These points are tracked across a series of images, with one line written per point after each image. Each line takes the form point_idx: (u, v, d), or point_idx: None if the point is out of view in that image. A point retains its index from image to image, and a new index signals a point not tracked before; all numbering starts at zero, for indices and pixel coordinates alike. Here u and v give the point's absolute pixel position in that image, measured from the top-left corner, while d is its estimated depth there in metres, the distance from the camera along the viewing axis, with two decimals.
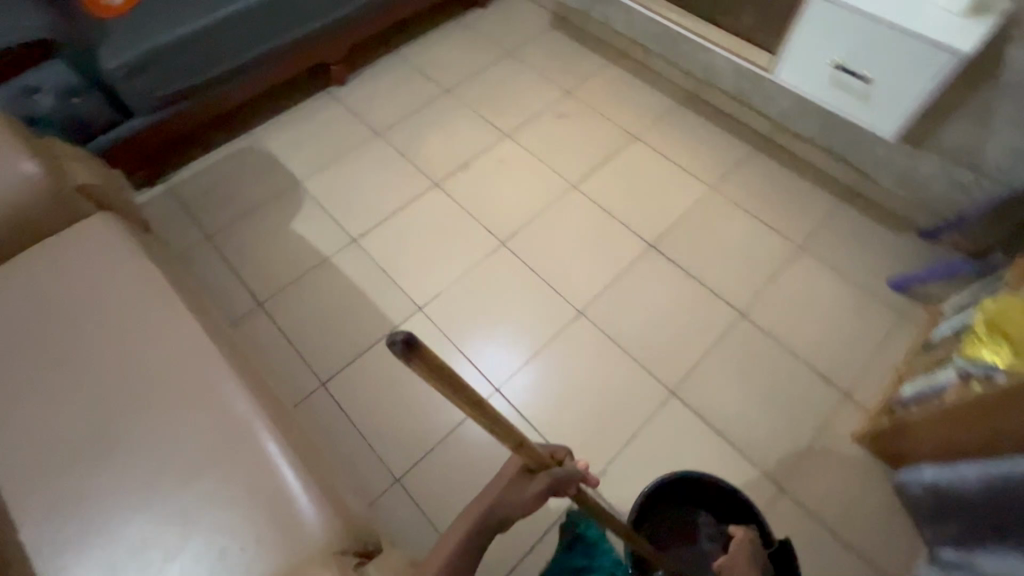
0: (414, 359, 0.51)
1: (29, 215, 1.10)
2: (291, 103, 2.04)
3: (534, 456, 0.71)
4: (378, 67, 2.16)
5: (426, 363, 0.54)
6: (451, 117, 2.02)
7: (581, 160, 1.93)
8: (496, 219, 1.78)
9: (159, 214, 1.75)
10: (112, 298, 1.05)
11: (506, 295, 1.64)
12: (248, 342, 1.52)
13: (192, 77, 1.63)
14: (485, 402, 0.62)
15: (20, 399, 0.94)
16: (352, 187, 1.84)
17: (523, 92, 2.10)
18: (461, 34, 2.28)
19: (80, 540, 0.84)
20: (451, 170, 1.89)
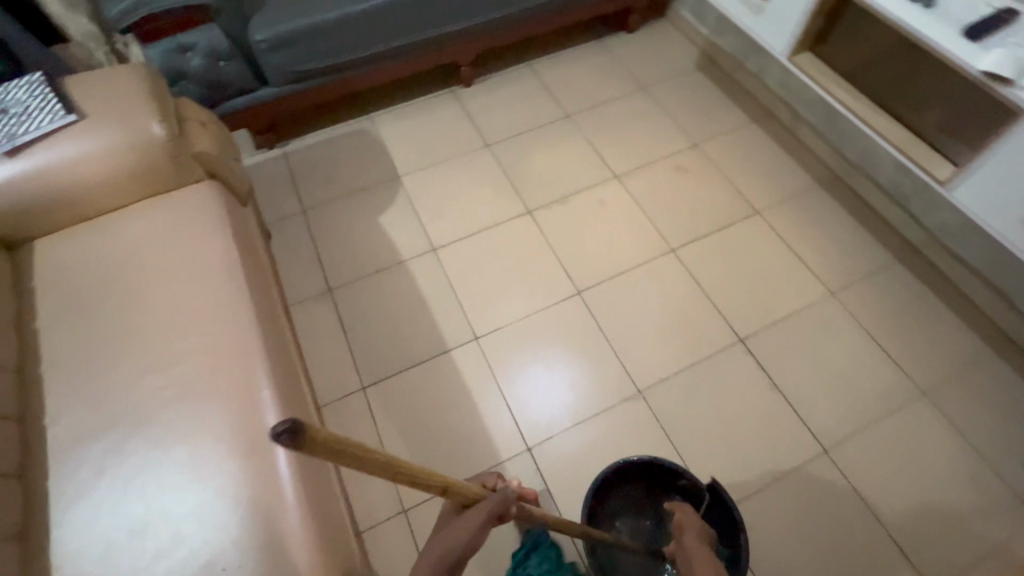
0: (300, 439, 0.48)
1: (145, 173, 1.16)
2: (413, 95, 2.05)
3: (462, 490, 0.72)
4: (505, 76, 2.11)
5: (316, 440, 0.50)
6: (563, 144, 1.93)
7: (689, 222, 1.76)
8: (579, 264, 1.68)
9: (267, 178, 1.84)
10: (192, 273, 1.10)
11: (566, 349, 1.54)
12: (308, 325, 1.55)
13: (330, 58, 1.68)
14: (399, 461, 0.60)
15: (88, 350, 1.01)
16: (446, 193, 1.81)
17: (646, 133, 1.96)
18: (599, 57, 2.17)
19: (94, 506, 0.88)
20: (547, 200, 1.80)
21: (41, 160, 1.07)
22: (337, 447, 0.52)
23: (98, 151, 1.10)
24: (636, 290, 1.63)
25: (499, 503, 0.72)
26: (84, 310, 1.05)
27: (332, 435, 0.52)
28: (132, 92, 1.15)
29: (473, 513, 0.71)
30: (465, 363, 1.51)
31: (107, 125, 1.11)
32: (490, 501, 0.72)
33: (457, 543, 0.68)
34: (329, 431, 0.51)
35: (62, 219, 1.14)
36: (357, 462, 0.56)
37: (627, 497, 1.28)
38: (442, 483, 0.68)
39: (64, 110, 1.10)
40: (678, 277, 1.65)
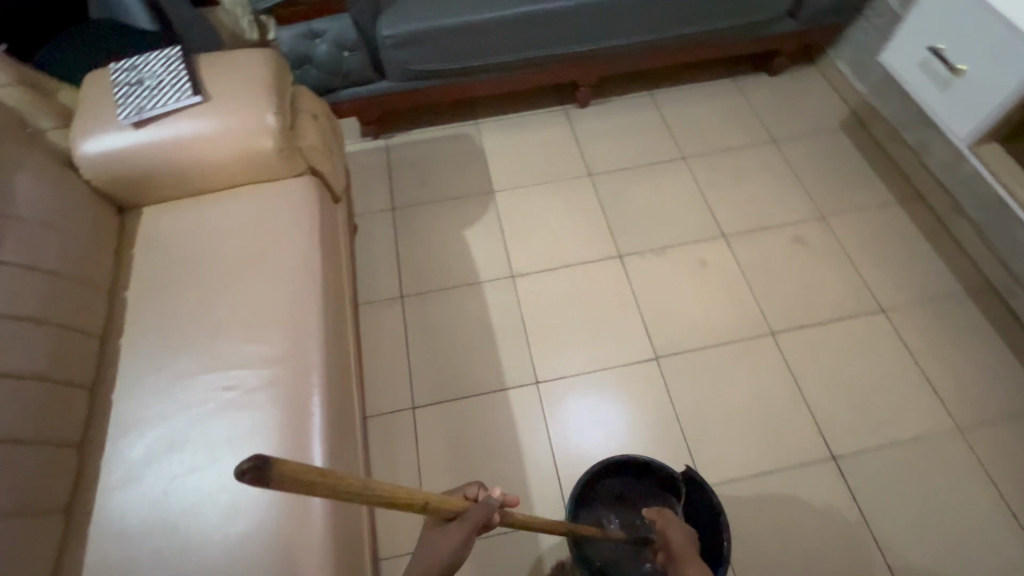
0: (276, 477, 0.44)
1: (250, 163, 1.15)
2: (524, 108, 1.97)
3: (447, 506, 0.74)
4: (623, 103, 1.98)
5: (295, 477, 0.47)
6: (671, 188, 1.78)
7: (797, 305, 1.56)
8: (663, 326, 1.53)
9: (365, 170, 1.84)
10: (273, 272, 1.08)
11: (630, 417, 1.41)
12: (373, 330, 1.53)
13: (449, 62, 1.63)
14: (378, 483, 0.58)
15: (163, 332, 1.02)
16: (536, 218, 1.72)
17: (767, 193, 1.76)
18: (730, 98, 1.98)
19: (132, 496, 0.88)
20: (642, 247, 1.67)
21: (160, 135, 1.10)
22: (318, 482, 0.49)
23: (211, 134, 1.11)
24: (721, 369, 1.47)
25: (482, 514, 0.78)
26: (168, 290, 1.06)
27: (306, 468, 0.48)
28: (254, 80, 1.15)
29: (459, 528, 0.77)
30: (520, 407, 1.42)
31: (226, 110, 1.12)
32: (475, 513, 0.78)
33: (444, 555, 0.75)
34: (304, 464, 0.48)
35: (169, 193, 1.17)
36: (335, 494, 0.53)
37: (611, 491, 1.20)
38: (424, 498, 0.69)
39: (191, 90, 1.12)
40: (771, 365, 1.47)
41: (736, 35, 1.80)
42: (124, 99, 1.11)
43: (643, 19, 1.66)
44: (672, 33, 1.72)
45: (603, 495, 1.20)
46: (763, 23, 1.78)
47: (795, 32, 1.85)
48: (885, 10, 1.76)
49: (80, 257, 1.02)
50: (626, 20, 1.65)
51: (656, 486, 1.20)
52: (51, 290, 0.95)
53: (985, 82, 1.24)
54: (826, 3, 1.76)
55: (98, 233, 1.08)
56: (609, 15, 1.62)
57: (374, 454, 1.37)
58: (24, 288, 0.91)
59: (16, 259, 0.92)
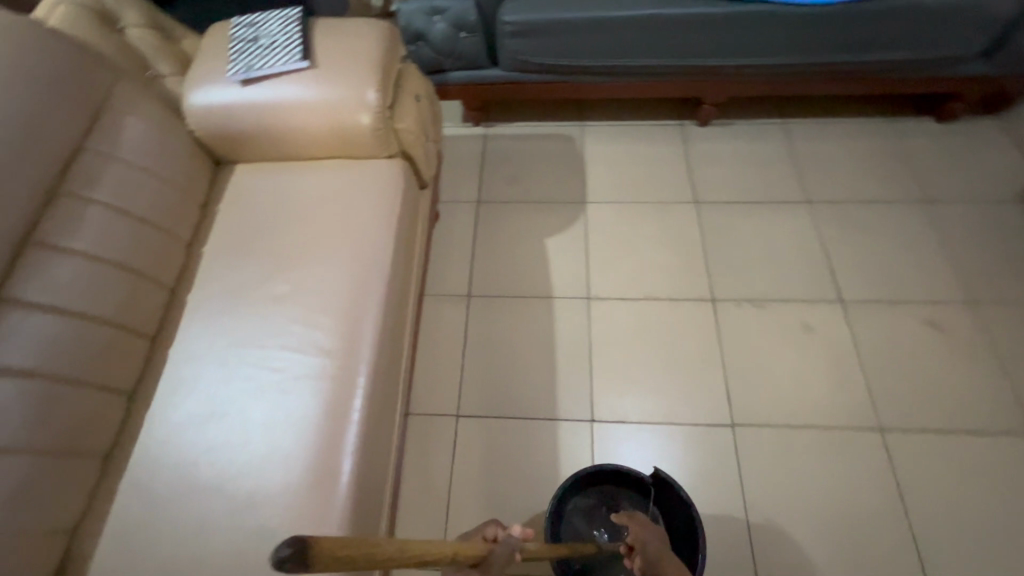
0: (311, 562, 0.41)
1: (344, 138, 1.11)
2: (637, 118, 1.81)
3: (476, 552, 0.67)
4: (750, 129, 1.76)
5: (332, 555, 0.43)
6: (788, 234, 1.56)
7: (918, 401, 1.31)
8: (747, 389, 1.34)
9: (459, 157, 1.77)
10: (343, 256, 1.04)
11: (689, 484, 1.25)
12: (433, 326, 1.47)
13: (567, 58, 1.52)
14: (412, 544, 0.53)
15: (228, 296, 1.00)
16: (626, 240, 1.58)
17: (906, 260, 1.49)
18: (881, 142, 1.70)
19: (162, 459, 0.86)
20: (741, 294, 1.47)
21: (263, 96, 1.08)
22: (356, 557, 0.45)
23: (311, 103, 1.07)
24: (807, 455, 1.26)
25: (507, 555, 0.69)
26: (241, 253, 1.05)
27: (340, 542, 0.44)
28: (364, 53, 1.11)
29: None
30: (569, 443, 1.30)
31: (330, 80, 1.08)
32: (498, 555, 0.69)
33: None
34: (337, 540, 0.44)
35: (263, 154, 1.16)
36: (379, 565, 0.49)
37: (591, 502, 1.13)
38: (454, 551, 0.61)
39: (300, 55, 1.09)
40: (870, 466, 1.24)
41: (907, 70, 1.53)
42: (237, 55, 1.10)
43: (796, 38, 1.45)
44: (826, 58, 1.49)
45: (582, 506, 1.13)
46: (944, 60, 1.49)
47: (982, 76, 1.55)
48: None
49: (169, 206, 1.03)
50: (776, 36, 1.45)
51: (626, 492, 1.14)
52: (134, 235, 0.95)
53: None
54: None
55: (190, 184, 1.09)
56: (757, 29, 1.43)
57: (408, 456, 1.31)
58: (110, 229, 0.92)
59: (108, 199, 0.93)
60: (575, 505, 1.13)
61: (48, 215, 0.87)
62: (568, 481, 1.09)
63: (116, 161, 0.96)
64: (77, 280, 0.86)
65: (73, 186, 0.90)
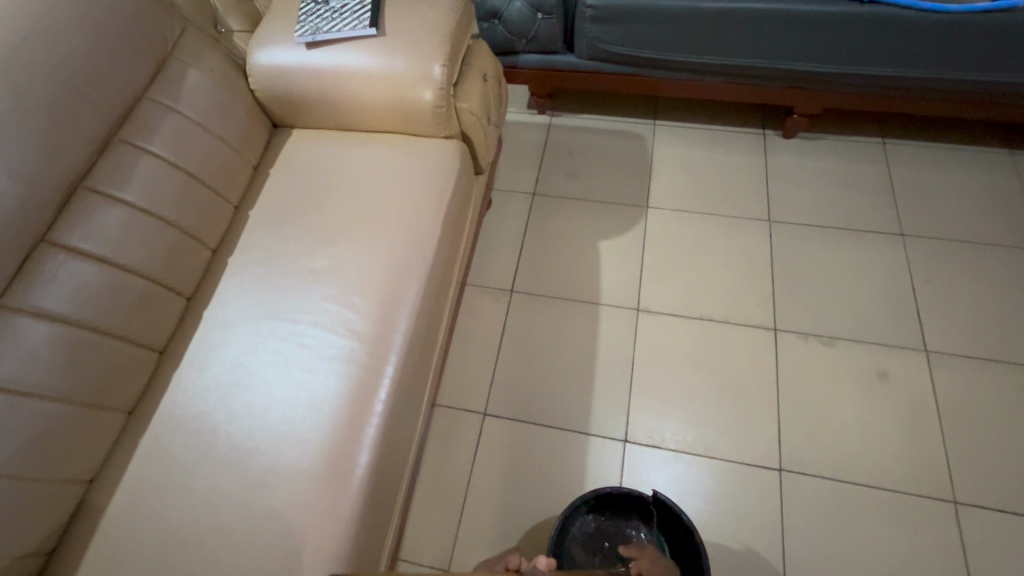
0: None
1: (403, 113, 1.06)
2: (715, 122, 1.68)
3: None
4: (842, 146, 1.59)
5: None
6: (870, 268, 1.40)
7: (1004, 478, 1.14)
8: (802, 435, 1.21)
9: (519, 144, 1.70)
10: (386, 236, 0.99)
11: (723, 528, 1.14)
12: (471, 317, 1.42)
13: (647, 50, 1.41)
14: None
15: (268, 263, 0.98)
16: (687, 253, 1.46)
17: (1009, 314, 1.31)
18: (996, 176, 1.50)
19: (183, 421, 0.85)
20: (808, 328, 1.34)
21: (326, 60, 1.04)
22: None
23: (374, 72, 1.02)
24: (862, 517, 1.13)
25: None
26: (286, 221, 1.02)
27: None
28: (433, 25, 1.04)
29: None
30: (598, 461, 1.22)
31: (396, 50, 1.02)
32: None
33: None
34: None
35: (320, 121, 1.12)
36: None
37: (589, 522, 1.06)
38: None
39: (368, 21, 1.04)
40: (938, 543, 1.10)
41: None
42: (306, 16, 1.07)
43: (914, 49, 1.27)
44: (945, 75, 1.31)
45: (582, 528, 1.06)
46: None
47: None
48: None
49: (221, 165, 1.01)
50: (890, 45, 1.28)
51: (627, 512, 1.06)
52: (183, 190, 0.94)
53: None
54: None
55: (244, 144, 1.07)
56: (869, 35, 1.27)
57: (429, 449, 1.27)
58: (160, 182, 0.91)
59: (161, 151, 0.92)
60: (576, 527, 1.05)
61: (101, 162, 0.86)
62: (568, 508, 1.00)
63: (173, 113, 0.94)
64: (120, 231, 0.85)
65: (129, 135, 0.89)
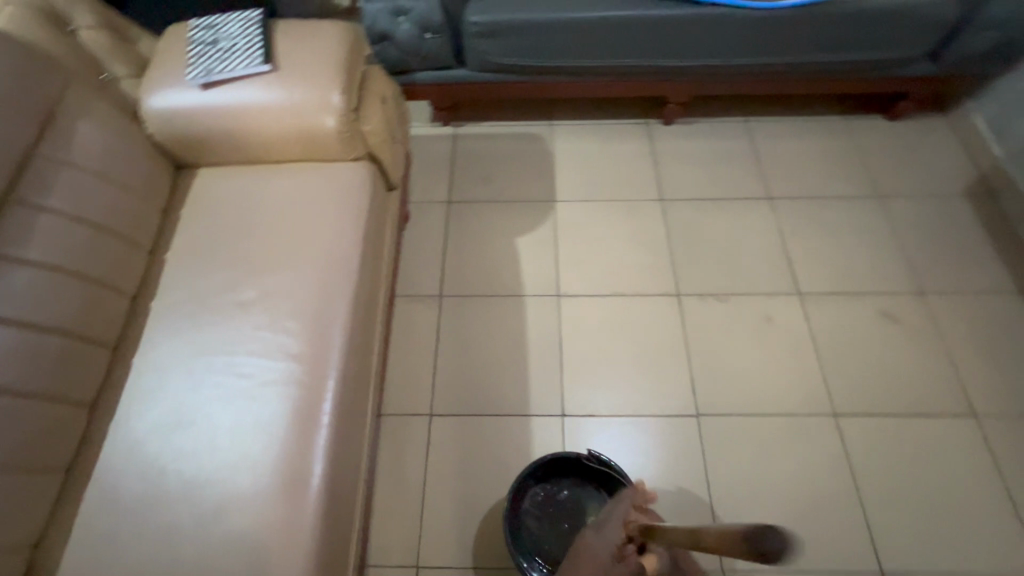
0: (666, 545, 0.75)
1: (309, 141, 1.10)
2: (605, 116, 1.84)
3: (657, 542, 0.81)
4: (713, 127, 1.81)
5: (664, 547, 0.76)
6: (749, 229, 1.62)
7: (870, 387, 1.38)
8: (712, 382, 1.39)
9: (428, 155, 1.78)
10: (310, 259, 1.04)
11: (657, 474, 1.29)
12: (406, 326, 1.48)
13: (532, 58, 1.53)
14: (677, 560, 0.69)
15: (195, 303, 1.00)
16: (596, 238, 1.61)
17: (860, 254, 1.56)
18: (837, 139, 1.77)
19: (129, 469, 0.86)
20: (705, 289, 1.52)
21: (224, 99, 1.07)
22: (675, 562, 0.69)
23: (274, 106, 1.07)
24: (768, 442, 1.32)
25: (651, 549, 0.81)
26: (207, 260, 1.04)
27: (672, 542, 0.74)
28: (326, 56, 1.10)
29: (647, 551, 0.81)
30: (541, 438, 1.33)
31: (292, 83, 1.07)
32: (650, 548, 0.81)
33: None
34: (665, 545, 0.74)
35: (226, 158, 1.15)
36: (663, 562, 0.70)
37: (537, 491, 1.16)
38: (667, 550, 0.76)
39: (261, 58, 1.08)
40: (828, 450, 1.31)
41: (858, 71, 1.60)
42: (195, 59, 1.09)
43: (752, 40, 1.49)
44: (780, 59, 1.55)
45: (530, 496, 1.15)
46: (893, 63, 1.56)
47: (929, 77, 1.62)
48: None
49: (129, 213, 1.02)
50: (733, 38, 1.49)
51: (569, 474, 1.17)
52: (92, 242, 0.94)
53: None
54: (979, 48, 1.52)
55: (150, 189, 1.08)
56: (714, 31, 1.47)
57: (382, 456, 1.32)
58: (66, 238, 0.91)
59: (63, 206, 0.92)
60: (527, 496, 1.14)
61: None
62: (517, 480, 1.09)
63: (69, 168, 0.94)
64: (32, 291, 0.85)
65: (24, 195, 0.89)
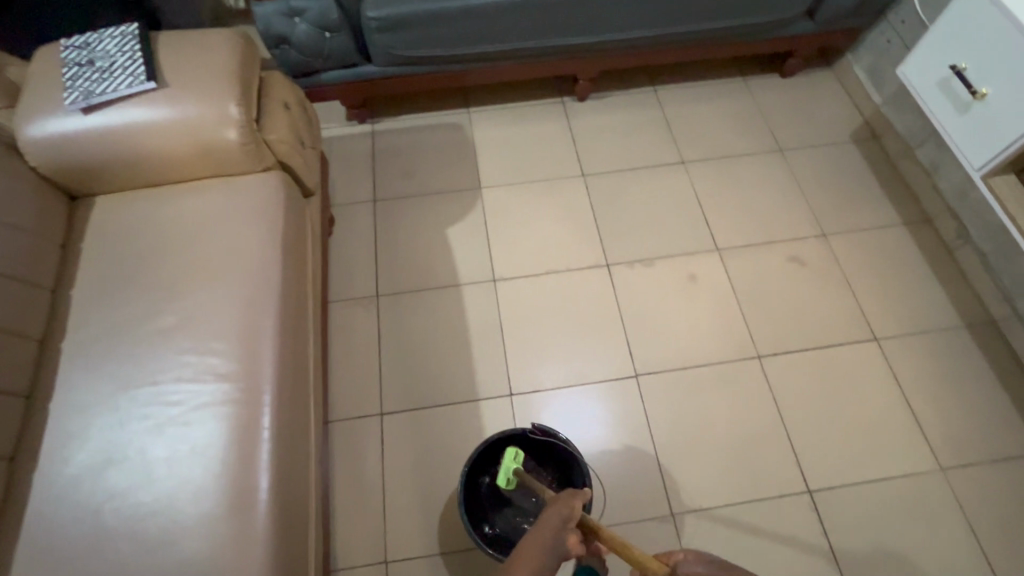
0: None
1: (212, 156, 1.07)
2: (520, 98, 1.87)
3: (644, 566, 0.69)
4: (624, 99, 1.88)
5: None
6: (667, 194, 1.70)
7: (787, 327, 1.50)
8: (646, 343, 1.47)
9: (348, 156, 1.75)
10: (230, 276, 1.02)
11: (605, 436, 1.36)
12: (345, 330, 1.48)
13: (438, 48, 1.53)
14: None
15: (111, 337, 0.97)
16: (524, 220, 1.65)
17: (768, 206, 1.68)
18: (738, 100, 1.87)
19: (62, 514, 0.84)
20: (632, 256, 1.60)
21: (112, 123, 1.02)
22: None
23: (168, 124, 1.03)
24: (703, 391, 1.42)
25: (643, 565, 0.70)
26: (118, 291, 1.01)
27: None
28: (217, 67, 1.07)
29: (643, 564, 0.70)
30: (492, 420, 1.37)
31: (184, 97, 1.04)
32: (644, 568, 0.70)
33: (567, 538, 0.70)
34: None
35: (124, 182, 1.10)
36: None
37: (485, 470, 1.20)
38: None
39: (145, 76, 1.04)
40: (755, 390, 1.42)
41: (748, 34, 1.69)
42: (72, 82, 1.03)
43: (647, 13, 1.55)
44: (675, 29, 1.61)
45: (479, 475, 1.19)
46: (777, 24, 1.66)
47: (811, 34, 1.74)
48: (912, 18, 1.65)
49: (21, 253, 0.97)
50: (628, 13, 1.54)
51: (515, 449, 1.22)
52: None
53: (1008, 111, 1.17)
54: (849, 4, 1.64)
55: (42, 226, 1.02)
56: (610, 7, 1.52)
57: (336, 462, 1.33)
58: None
59: None
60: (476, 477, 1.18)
61: None
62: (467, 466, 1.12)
63: None
64: None
65: None
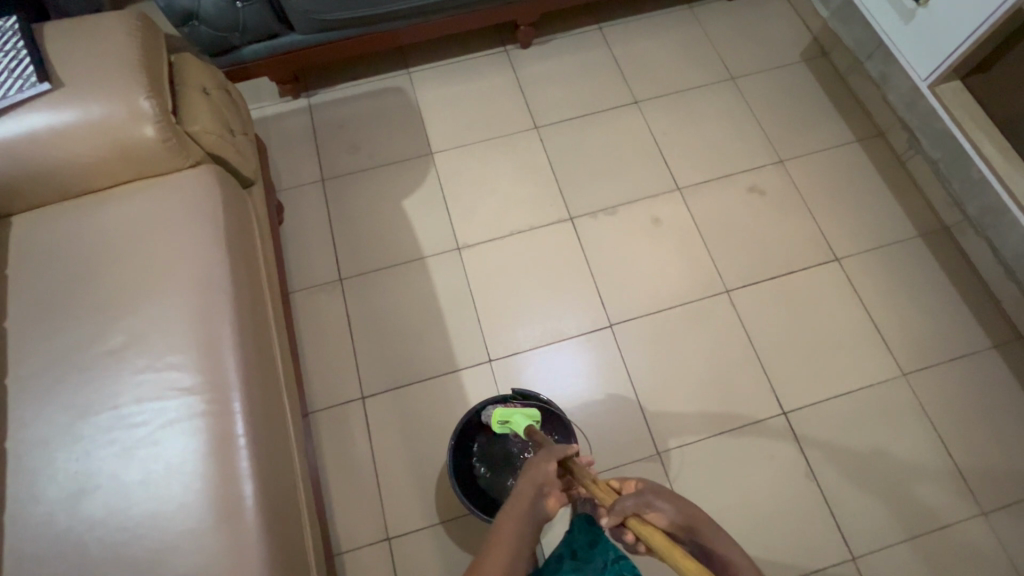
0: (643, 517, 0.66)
1: (132, 157, 0.99)
2: (462, 52, 1.77)
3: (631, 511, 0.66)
4: (570, 42, 1.79)
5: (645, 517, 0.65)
6: (623, 137, 1.66)
7: (752, 258, 1.52)
8: (617, 292, 1.48)
9: (287, 135, 1.65)
10: (176, 284, 0.97)
11: (586, 388, 1.39)
12: (312, 319, 1.44)
13: (364, 8, 1.42)
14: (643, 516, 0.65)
15: (59, 367, 0.91)
16: (481, 182, 1.59)
17: (724, 138, 1.66)
18: (685, 30, 1.81)
19: (45, 552, 0.82)
20: (594, 206, 1.57)
21: (10, 133, 0.93)
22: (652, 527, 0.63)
23: (75, 128, 0.94)
24: (675, 331, 1.44)
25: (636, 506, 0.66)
26: (56, 318, 0.94)
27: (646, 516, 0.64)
28: (118, 57, 0.97)
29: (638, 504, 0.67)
30: (474, 388, 1.38)
31: (88, 96, 0.94)
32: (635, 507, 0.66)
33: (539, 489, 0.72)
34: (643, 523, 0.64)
35: (39, 197, 1.01)
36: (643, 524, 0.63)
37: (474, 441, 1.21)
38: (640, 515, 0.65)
39: (36, 76, 0.94)
40: (727, 324, 1.45)
41: None
42: None
43: None
44: None
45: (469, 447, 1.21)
46: None
47: None
48: None
49: None
50: None
51: None
52: None
53: (951, 15, 1.15)
54: None
55: None
56: None
57: (324, 451, 1.32)
58: None
59: None
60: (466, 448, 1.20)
61: None
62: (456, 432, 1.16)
63: None
64: None
65: None
